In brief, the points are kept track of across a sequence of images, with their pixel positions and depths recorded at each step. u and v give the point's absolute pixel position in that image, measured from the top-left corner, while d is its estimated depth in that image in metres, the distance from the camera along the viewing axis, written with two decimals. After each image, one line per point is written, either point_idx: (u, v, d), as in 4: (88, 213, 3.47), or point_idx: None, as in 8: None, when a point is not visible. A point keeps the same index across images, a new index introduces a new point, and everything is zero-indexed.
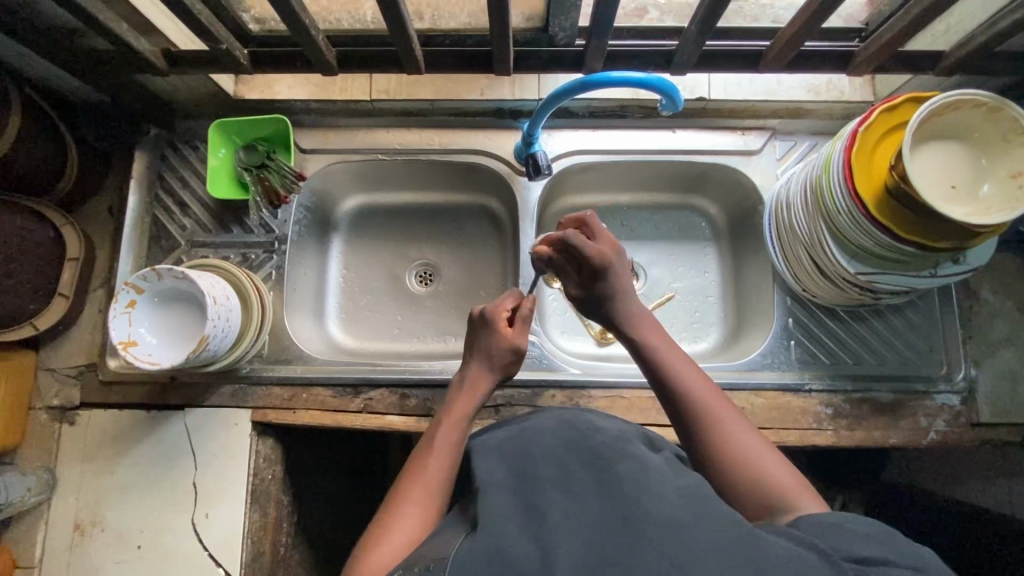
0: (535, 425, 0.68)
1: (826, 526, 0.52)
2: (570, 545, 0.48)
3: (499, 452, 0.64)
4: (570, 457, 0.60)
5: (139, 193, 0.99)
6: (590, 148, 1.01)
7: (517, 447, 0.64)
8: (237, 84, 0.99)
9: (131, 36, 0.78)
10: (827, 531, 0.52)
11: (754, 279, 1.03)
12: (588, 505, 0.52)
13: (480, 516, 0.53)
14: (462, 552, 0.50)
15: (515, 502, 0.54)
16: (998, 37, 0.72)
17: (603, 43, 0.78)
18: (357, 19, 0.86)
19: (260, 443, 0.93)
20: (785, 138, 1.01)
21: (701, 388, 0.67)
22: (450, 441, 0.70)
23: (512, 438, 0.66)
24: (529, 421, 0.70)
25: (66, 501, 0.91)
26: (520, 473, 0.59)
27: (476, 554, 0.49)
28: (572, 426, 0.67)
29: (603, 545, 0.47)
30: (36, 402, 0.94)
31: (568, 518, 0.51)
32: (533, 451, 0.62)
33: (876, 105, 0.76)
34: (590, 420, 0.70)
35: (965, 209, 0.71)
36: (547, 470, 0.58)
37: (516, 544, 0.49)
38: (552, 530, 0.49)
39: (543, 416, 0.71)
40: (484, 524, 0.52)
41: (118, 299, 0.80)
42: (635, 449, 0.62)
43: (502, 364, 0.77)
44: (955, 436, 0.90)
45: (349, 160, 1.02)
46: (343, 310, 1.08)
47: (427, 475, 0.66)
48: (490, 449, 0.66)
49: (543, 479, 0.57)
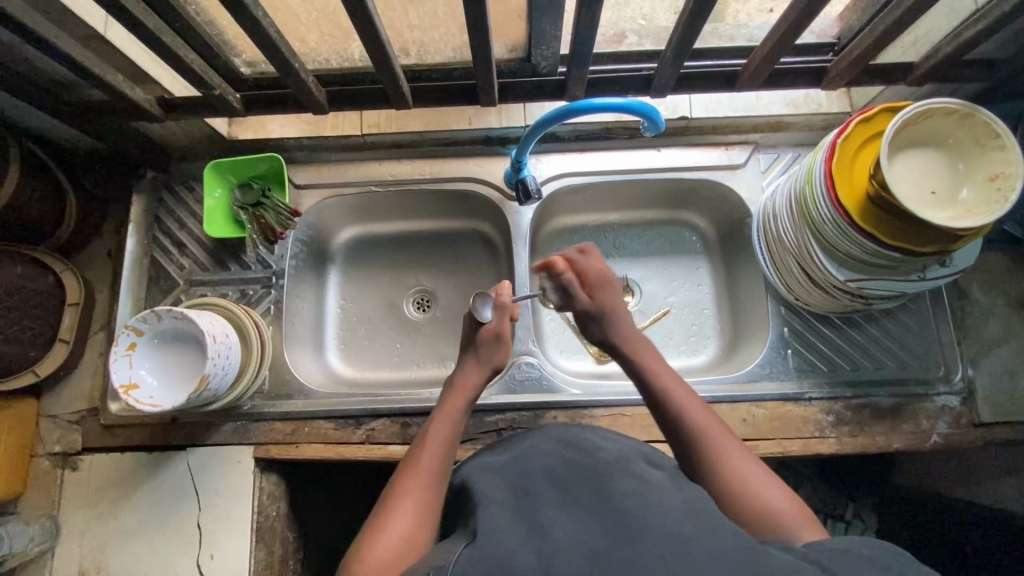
0: (535, 447, 0.69)
1: (834, 544, 0.53)
2: (570, 555, 0.49)
3: (499, 474, 0.65)
4: (571, 477, 0.61)
5: (137, 236, 1.00)
6: (578, 170, 1.04)
7: (517, 468, 0.65)
8: (231, 126, 1.02)
9: (128, 86, 0.80)
10: (830, 549, 0.52)
11: (747, 290, 1.04)
12: (588, 520, 0.53)
13: (479, 527, 0.54)
14: (461, 560, 0.50)
15: (515, 517, 0.55)
16: (964, 47, 0.75)
17: (584, 72, 0.81)
18: (345, 58, 0.87)
19: (264, 480, 0.93)
20: (768, 151, 1.03)
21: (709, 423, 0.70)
22: (442, 435, 0.73)
23: (512, 459, 0.67)
24: (529, 443, 0.71)
25: (70, 549, 0.90)
26: (521, 491, 0.59)
27: (475, 562, 0.49)
28: (572, 445, 0.68)
29: (602, 556, 0.48)
30: (38, 449, 0.94)
31: (569, 532, 0.51)
32: (535, 471, 0.63)
33: (853, 117, 0.78)
34: (590, 439, 0.70)
35: (947, 213, 0.73)
36: (549, 490, 0.58)
37: (517, 554, 0.49)
38: (553, 544, 0.50)
39: (537, 437, 0.73)
40: (486, 540, 0.52)
41: (119, 342, 0.81)
42: (635, 466, 0.63)
43: (486, 354, 0.81)
44: (958, 437, 0.90)
45: (344, 192, 1.04)
46: (342, 341, 1.09)
47: (421, 469, 0.68)
48: (493, 470, 0.66)
49: (544, 498, 0.57)
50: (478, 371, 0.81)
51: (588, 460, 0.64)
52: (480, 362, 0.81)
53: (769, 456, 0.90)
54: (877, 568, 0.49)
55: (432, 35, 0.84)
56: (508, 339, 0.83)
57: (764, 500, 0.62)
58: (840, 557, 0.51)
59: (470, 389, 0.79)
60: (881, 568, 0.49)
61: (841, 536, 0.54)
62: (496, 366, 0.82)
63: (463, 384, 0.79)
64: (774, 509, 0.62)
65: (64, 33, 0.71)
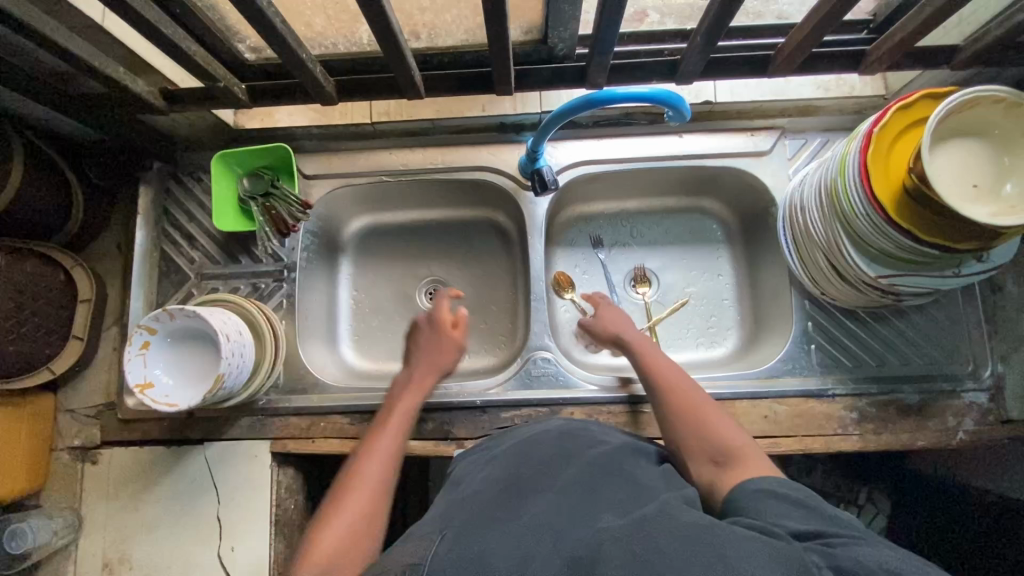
0: (537, 436, 0.72)
1: (762, 496, 0.60)
2: (549, 552, 0.50)
3: (504, 460, 0.68)
4: (563, 471, 0.63)
5: (146, 229, 0.98)
6: (596, 158, 1.00)
7: (517, 456, 0.68)
8: (237, 114, 1.01)
9: (129, 78, 0.77)
10: (764, 501, 0.59)
11: (770, 280, 1.01)
12: (570, 516, 0.55)
13: (467, 519, 0.56)
14: (441, 549, 0.52)
15: (501, 509, 0.57)
16: (1017, 29, 0.69)
17: (606, 60, 0.77)
18: (354, 43, 0.83)
19: (281, 473, 0.93)
20: (796, 136, 0.98)
21: (680, 383, 0.79)
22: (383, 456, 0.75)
23: (516, 447, 0.70)
24: (532, 432, 0.74)
25: (93, 541, 0.91)
26: (514, 484, 0.62)
27: (453, 554, 0.50)
28: (569, 437, 0.71)
29: (576, 548, 0.49)
30: (58, 443, 0.95)
31: (549, 525, 0.53)
32: (530, 465, 0.65)
33: (891, 104, 0.73)
34: (592, 433, 0.73)
35: (989, 208, 0.69)
36: (539, 483, 0.61)
37: (500, 548, 0.50)
38: (534, 533, 0.52)
39: (546, 425, 0.77)
40: (470, 526, 0.55)
41: (132, 342, 0.80)
42: (629, 466, 0.66)
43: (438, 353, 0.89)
44: (984, 435, 0.88)
45: (354, 182, 1.01)
46: (355, 332, 1.08)
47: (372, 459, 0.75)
48: (496, 458, 0.70)
49: (534, 490, 0.60)
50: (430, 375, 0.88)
51: (582, 456, 0.66)
52: (430, 364, 0.88)
53: (790, 453, 0.89)
54: (793, 516, 0.56)
55: (444, 17, 0.79)
56: (449, 339, 0.91)
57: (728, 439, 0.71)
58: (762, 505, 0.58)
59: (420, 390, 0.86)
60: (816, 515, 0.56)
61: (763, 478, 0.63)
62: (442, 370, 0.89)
63: (418, 382, 0.86)
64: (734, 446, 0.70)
65: (59, 23, 0.68)
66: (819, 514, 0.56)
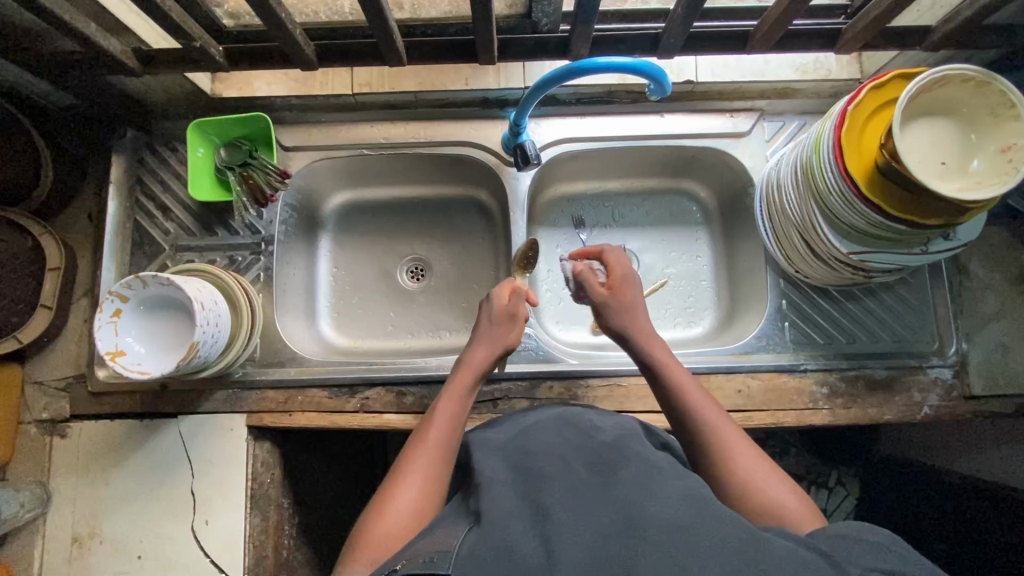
0: (537, 425, 0.69)
1: (840, 538, 0.52)
2: (574, 542, 0.46)
3: (501, 451, 0.64)
4: (574, 457, 0.60)
5: (118, 198, 0.96)
6: (578, 135, 1.00)
7: (519, 449, 0.63)
8: (214, 83, 0.97)
9: (101, 36, 0.75)
10: (847, 544, 0.50)
11: (746, 261, 1.03)
12: (592, 501, 0.51)
13: (485, 508, 0.53)
14: (466, 546, 0.49)
15: (517, 500, 0.54)
16: (986, 10, 0.72)
17: (588, 29, 0.77)
18: (335, 11, 0.85)
19: (258, 447, 0.92)
20: (773, 119, 1.00)
21: (716, 415, 0.68)
22: (444, 431, 0.68)
23: (512, 439, 0.67)
24: (530, 421, 0.71)
25: (62, 515, 0.90)
26: (523, 471, 0.58)
27: (478, 550, 0.47)
28: (572, 427, 0.68)
29: (605, 542, 0.46)
30: (25, 417, 0.92)
31: (574, 514, 0.49)
32: (535, 452, 0.62)
33: (865, 83, 0.75)
34: (591, 420, 0.71)
35: (957, 184, 0.71)
36: (549, 466, 0.58)
37: (523, 538, 0.48)
38: (558, 527, 0.48)
39: (535, 416, 0.73)
40: (490, 518, 0.51)
41: (103, 309, 0.79)
42: (637, 446, 0.62)
43: (507, 324, 0.79)
44: (948, 410, 0.91)
45: (334, 155, 1.00)
46: (334, 309, 1.07)
47: (430, 449, 0.66)
48: (492, 449, 0.65)
49: (544, 475, 0.56)
50: (489, 350, 0.77)
51: (591, 444, 0.63)
52: (491, 341, 0.78)
53: (763, 427, 0.91)
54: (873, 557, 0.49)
55: None
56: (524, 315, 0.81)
57: (769, 493, 0.61)
58: (846, 546, 0.50)
59: (478, 367, 0.75)
60: (895, 554, 0.49)
61: (842, 524, 0.54)
62: (505, 348, 0.78)
63: (472, 360, 0.76)
64: (775, 501, 0.60)
65: None
66: (900, 556, 0.49)
